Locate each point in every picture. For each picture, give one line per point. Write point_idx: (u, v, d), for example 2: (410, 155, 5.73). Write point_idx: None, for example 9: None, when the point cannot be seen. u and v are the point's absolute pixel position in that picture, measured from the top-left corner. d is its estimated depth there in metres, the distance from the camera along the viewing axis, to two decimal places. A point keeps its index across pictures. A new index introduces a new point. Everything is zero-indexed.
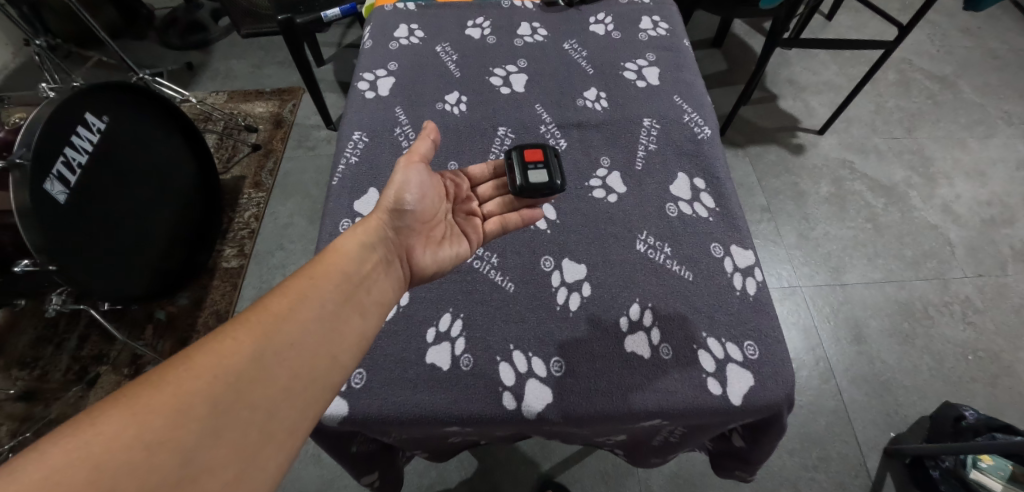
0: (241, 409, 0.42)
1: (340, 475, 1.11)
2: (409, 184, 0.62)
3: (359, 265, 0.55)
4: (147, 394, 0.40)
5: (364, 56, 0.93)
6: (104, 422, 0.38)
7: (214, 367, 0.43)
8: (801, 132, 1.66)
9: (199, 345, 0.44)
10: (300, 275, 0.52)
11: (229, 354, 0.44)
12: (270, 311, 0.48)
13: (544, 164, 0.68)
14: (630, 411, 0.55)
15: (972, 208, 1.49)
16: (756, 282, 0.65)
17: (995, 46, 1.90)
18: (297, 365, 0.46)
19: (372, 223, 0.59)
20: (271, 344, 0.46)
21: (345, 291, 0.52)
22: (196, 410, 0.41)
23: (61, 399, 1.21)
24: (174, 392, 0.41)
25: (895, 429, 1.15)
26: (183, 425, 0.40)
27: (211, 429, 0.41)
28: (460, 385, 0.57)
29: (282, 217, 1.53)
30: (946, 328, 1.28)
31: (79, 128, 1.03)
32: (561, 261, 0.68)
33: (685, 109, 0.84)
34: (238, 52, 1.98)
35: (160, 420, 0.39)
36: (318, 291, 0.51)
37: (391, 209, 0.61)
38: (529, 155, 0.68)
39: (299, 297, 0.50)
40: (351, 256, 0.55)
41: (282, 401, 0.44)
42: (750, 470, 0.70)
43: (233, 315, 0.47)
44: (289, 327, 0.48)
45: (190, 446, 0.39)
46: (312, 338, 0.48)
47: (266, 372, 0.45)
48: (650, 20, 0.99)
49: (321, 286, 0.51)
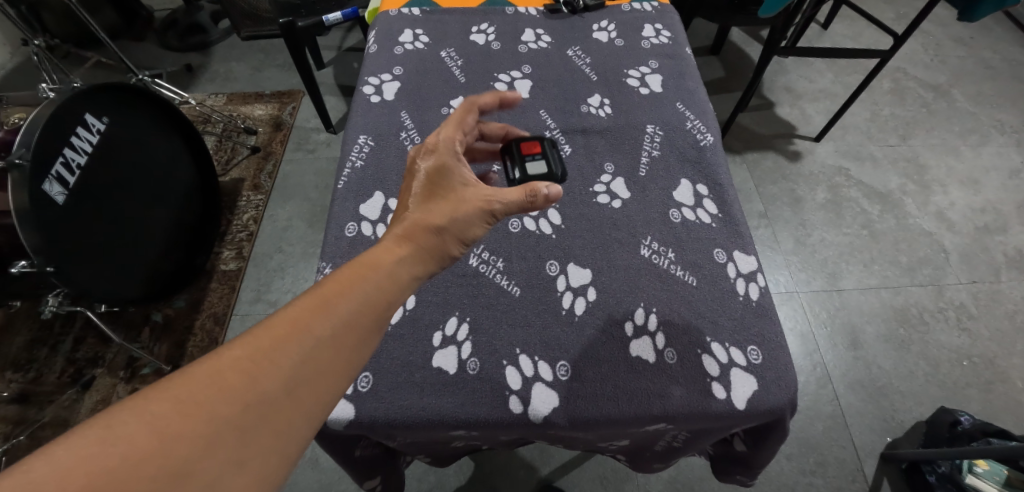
0: (273, 436, 0.36)
1: (340, 479, 1.10)
2: (469, 210, 0.53)
3: (400, 274, 0.46)
4: (170, 412, 0.33)
5: (368, 61, 0.93)
6: (119, 442, 0.32)
7: (244, 385, 0.36)
8: (798, 139, 1.68)
9: (228, 354, 0.37)
10: (340, 276, 0.43)
11: (262, 370, 0.37)
12: (311, 319, 0.40)
13: (542, 155, 0.72)
14: (636, 415, 0.56)
15: (967, 215, 1.51)
16: (759, 287, 0.65)
17: (987, 55, 1.93)
18: (333, 389, 0.39)
19: (419, 231, 0.50)
20: (308, 365, 0.38)
21: (388, 308, 0.44)
22: (224, 435, 0.34)
23: (55, 402, 1.20)
24: (199, 412, 0.34)
25: (891, 435, 1.16)
26: (211, 453, 0.33)
27: (239, 460, 0.34)
28: (466, 388, 0.57)
29: (281, 219, 1.52)
30: (942, 334, 1.30)
31: (78, 129, 1.02)
32: (565, 266, 0.68)
33: (688, 116, 0.84)
34: (239, 54, 1.98)
35: (183, 445, 0.33)
36: (358, 301, 0.42)
37: (444, 221, 0.51)
38: (526, 148, 0.72)
39: (341, 306, 0.41)
40: (395, 264, 0.47)
41: (314, 429, 0.38)
42: (751, 475, 0.71)
43: (265, 319, 0.39)
44: (328, 341, 0.40)
45: (212, 477, 0.33)
46: (352, 359, 0.41)
47: (304, 395, 0.38)
48: (653, 27, 1.00)
49: (362, 297, 0.43)
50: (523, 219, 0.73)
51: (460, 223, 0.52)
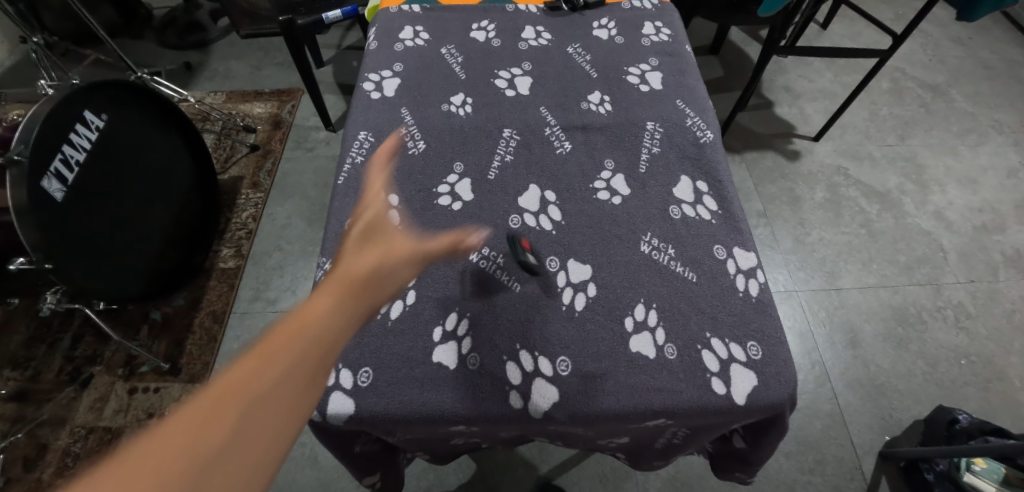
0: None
1: (339, 477, 1.10)
2: (394, 259, 0.56)
3: (333, 319, 0.48)
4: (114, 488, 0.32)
5: (369, 57, 0.93)
6: None
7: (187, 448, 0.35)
8: (797, 139, 1.68)
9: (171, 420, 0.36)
10: (273, 333, 0.44)
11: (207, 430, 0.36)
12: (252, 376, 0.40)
13: (532, 250, 0.68)
14: (635, 411, 0.56)
15: (965, 214, 1.52)
16: (759, 283, 0.65)
17: (986, 56, 1.94)
18: (293, 424, 0.40)
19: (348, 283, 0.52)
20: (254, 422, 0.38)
21: (336, 346, 0.46)
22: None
23: (54, 400, 1.19)
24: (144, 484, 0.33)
25: (890, 433, 1.16)
26: None
27: None
28: (467, 383, 0.57)
29: (280, 218, 1.52)
30: (940, 333, 1.30)
31: (78, 126, 1.03)
32: (566, 262, 0.68)
33: (687, 113, 0.85)
34: (238, 52, 1.97)
35: None
36: (293, 351, 0.43)
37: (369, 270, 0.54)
38: (519, 245, 0.68)
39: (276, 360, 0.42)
40: (332, 317, 0.48)
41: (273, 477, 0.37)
42: (750, 471, 0.71)
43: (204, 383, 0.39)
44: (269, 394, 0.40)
45: None
46: (308, 397, 0.42)
47: (261, 436, 0.38)
48: (653, 25, 1.00)
49: (299, 346, 0.44)
50: (524, 215, 0.73)
51: (386, 270, 0.55)
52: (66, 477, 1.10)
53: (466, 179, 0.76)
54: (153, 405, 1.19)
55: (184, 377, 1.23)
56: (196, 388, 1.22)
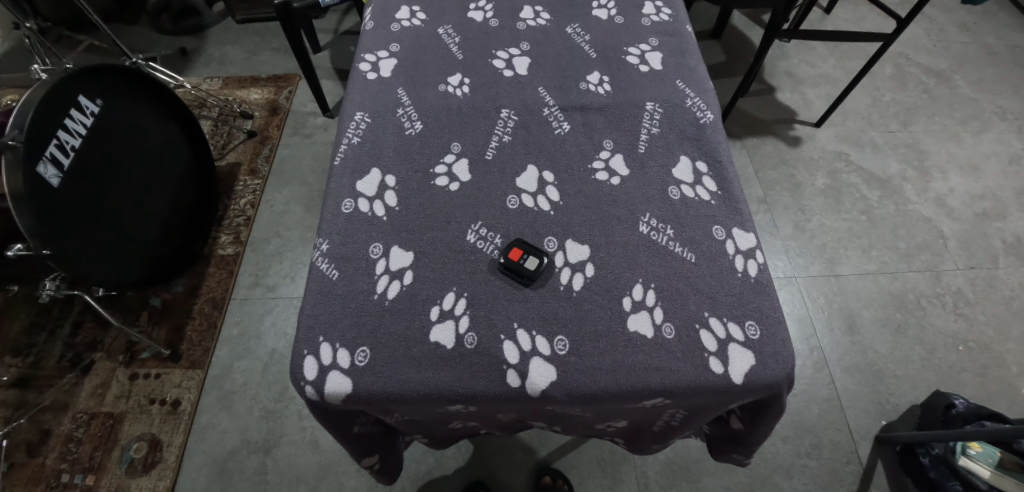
0: None
1: (339, 461, 1.11)
2: None
3: None
4: None
5: (366, 39, 0.93)
6: None
7: None
8: (798, 125, 1.67)
9: None
10: None
11: None
12: None
13: (528, 250, 0.65)
14: (632, 389, 0.56)
15: (966, 201, 1.51)
16: (758, 264, 0.65)
17: (991, 42, 1.91)
18: None
19: None
20: None
21: None
22: None
23: (56, 386, 1.20)
24: None
25: (886, 418, 1.17)
26: None
27: None
28: (465, 362, 0.57)
29: (279, 204, 1.51)
30: (938, 319, 1.30)
31: (72, 111, 1.02)
32: (564, 242, 0.67)
33: (688, 94, 0.84)
34: (234, 37, 1.95)
35: None
36: None
37: None
38: (517, 256, 0.64)
39: None
40: None
41: None
42: (747, 453, 0.71)
43: None
44: None
45: None
46: None
47: None
48: (653, 5, 0.99)
49: None
50: (522, 195, 0.72)
51: None
52: (70, 461, 1.11)
53: (463, 160, 0.76)
54: (155, 391, 1.20)
55: (184, 363, 1.24)
56: (197, 374, 1.22)
